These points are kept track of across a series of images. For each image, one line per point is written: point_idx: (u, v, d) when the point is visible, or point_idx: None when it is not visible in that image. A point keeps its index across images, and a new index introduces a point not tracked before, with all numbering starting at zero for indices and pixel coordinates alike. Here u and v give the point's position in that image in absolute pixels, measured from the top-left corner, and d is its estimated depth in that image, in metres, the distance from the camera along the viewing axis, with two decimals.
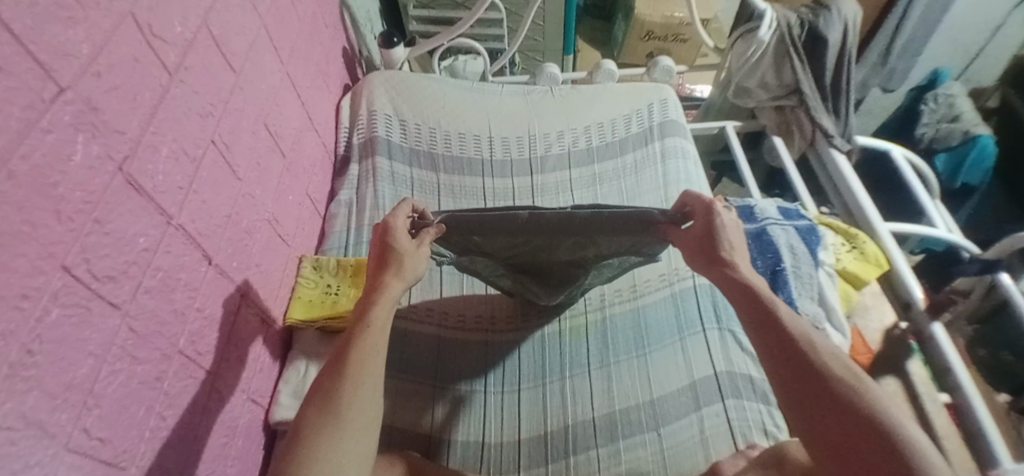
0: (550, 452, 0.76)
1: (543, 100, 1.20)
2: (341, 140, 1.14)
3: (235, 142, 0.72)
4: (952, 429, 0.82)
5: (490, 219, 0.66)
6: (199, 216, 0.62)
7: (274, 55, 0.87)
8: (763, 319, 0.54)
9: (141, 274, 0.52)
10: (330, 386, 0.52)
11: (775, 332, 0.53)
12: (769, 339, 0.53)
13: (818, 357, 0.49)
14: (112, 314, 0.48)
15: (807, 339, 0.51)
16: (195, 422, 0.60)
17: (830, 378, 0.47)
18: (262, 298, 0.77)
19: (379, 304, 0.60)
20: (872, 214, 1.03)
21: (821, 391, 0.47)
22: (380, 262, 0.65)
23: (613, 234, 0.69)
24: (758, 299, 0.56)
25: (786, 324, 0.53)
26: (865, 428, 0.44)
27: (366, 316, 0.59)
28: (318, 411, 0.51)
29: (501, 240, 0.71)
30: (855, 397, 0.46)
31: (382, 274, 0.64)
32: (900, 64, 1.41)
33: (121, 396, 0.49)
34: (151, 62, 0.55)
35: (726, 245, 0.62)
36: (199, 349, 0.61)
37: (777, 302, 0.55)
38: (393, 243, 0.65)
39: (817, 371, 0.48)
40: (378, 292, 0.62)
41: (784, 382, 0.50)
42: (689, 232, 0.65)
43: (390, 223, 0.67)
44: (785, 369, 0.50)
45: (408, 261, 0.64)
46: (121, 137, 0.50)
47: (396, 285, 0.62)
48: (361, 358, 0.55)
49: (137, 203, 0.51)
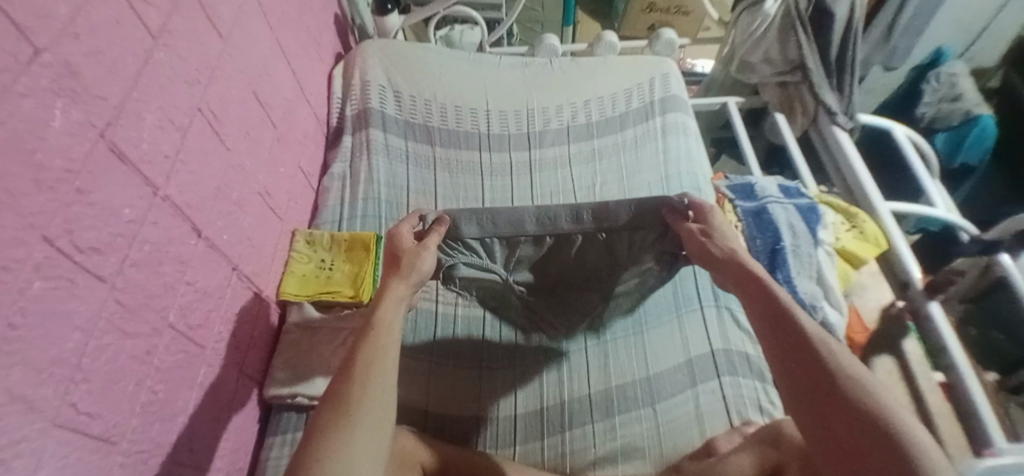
0: (547, 427, 0.76)
1: (542, 72, 1.17)
2: (333, 112, 1.11)
3: (223, 111, 0.69)
4: (947, 407, 0.84)
5: (501, 218, 0.69)
6: (187, 187, 0.60)
7: (263, 21, 0.83)
8: (780, 321, 0.52)
9: (128, 246, 0.50)
10: (340, 388, 0.52)
11: (790, 334, 0.51)
12: (782, 342, 0.51)
13: (833, 361, 0.47)
14: (99, 287, 0.46)
15: (824, 343, 0.49)
16: (189, 397, 0.59)
17: (842, 383, 0.46)
18: (255, 272, 0.75)
19: (386, 305, 0.60)
20: (872, 193, 1.03)
21: (832, 395, 0.45)
22: (386, 267, 0.65)
23: (625, 234, 0.70)
24: (776, 303, 0.54)
25: (805, 328, 0.50)
26: (873, 432, 0.42)
27: (375, 318, 0.58)
28: (330, 408, 0.50)
29: (523, 245, 0.72)
30: (868, 403, 0.44)
31: (387, 277, 0.63)
32: (903, 42, 1.37)
33: (109, 371, 0.47)
34: (133, 24, 0.52)
35: (722, 242, 0.62)
36: (191, 323, 0.60)
37: (796, 307, 0.53)
38: (396, 246, 0.65)
39: (831, 376, 0.46)
40: (385, 294, 0.61)
41: (795, 384, 0.48)
42: (702, 231, 0.64)
43: (392, 231, 0.67)
44: (799, 373, 0.48)
45: (410, 263, 0.63)
46: (103, 104, 0.47)
47: (400, 287, 0.62)
48: (371, 360, 0.54)
49: (121, 173, 0.49)
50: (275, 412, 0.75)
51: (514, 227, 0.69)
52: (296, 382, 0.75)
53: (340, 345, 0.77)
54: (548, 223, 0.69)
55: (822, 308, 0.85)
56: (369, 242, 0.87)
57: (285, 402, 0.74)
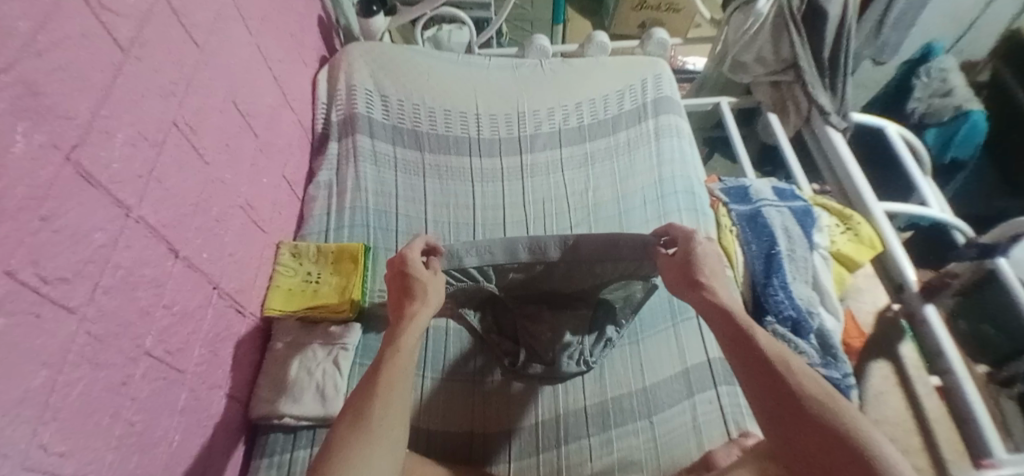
0: (541, 439, 0.75)
1: (532, 74, 1.15)
2: (318, 117, 1.08)
3: (200, 123, 0.66)
4: (941, 409, 0.83)
5: (498, 247, 0.75)
6: (162, 206, 0.57)
7: (243, 27, 0.80)
8: (744, 343, 0.56)
9: (99, 272, 0.47)
10: (358, 407, 0.55)
11: (754, 355, 0.54)
12: (750, 364, 0.54)
13: (795, 379, 0.51)
14: (67, 318, 0.44)
15: (784, 361, 0.53)
16: (169, 425, 0.57)
17: (808, 402, 0.49)
18: (238, 289, 0.73)
19: (410, 329, 0.64)
20: (867, 194, 1.02)
21: (802, 415, 0.48)
22: (403, 294, 0.69)
23: (609, 262, 0.76)
24: (738, 325, 0.58)
25: (765, 348, 0.54)
26: (837, 444, 0.45)
27: (397, 341, 0.62)
28: (348, 424, 0.53)
29: (514, 273, 0.78)
30: (829, 416, 0.47)
31: (407, 303, 0.68)
32: (893, 37, 1.37)
33: (81, 406, 0.45)
34: (102, 37, 0.49)
35: (704, 271, 0.66)
36: (170, 348, 0.57)
37: (756, 328, 0.57)
38: (413, 272, 0.70)
39: (794, 394, 0.50)
40: (407, 319, 0.65)
41: (762, 405, 0.51)
42: (678, 259, 0.69)
43: (409, 257, 0.71)
44: (765, 393, 0.51)
45: (430, 290, 0.68)
46: (69, 124, 0.44)
47: (423, 312, 0.66)
48: (393, 381, 0.57)
49: (90, 196, 0.47)
50: (262, 433, 0.72)
51: (509, 254, 0.75)
52: (283, 402, 0.72)
53: (329, 361, 0.76)
54: (538, 253, 0.75)
55: (819, 313, 0.84)
56: (357, 253, 0.85)
57: (272, 422, 0.72)
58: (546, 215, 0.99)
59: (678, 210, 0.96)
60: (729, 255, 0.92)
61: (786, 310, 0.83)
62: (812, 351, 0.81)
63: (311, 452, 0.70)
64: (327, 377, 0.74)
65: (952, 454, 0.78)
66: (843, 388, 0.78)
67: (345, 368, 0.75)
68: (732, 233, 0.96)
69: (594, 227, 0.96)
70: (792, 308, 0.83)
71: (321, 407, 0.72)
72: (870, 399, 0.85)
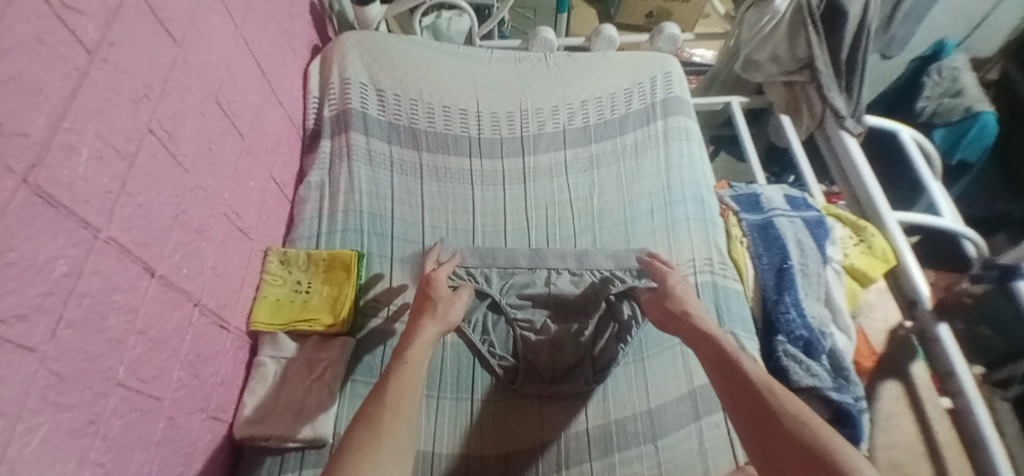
0: (541, 463, 0.71)
1: (535, 69, 1.10)
2: (309, 113, 1.02)
3: (177, 128, 0.60)
4: (952, 435, 0.78)
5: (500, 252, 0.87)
6: (134, 223, 0.52)
7: (226, 18, 0.74)
8: (728, 369, 0.59)
9: (62, 304, 0.43)
10: (372, 411, 0.55)
11: (736, 379, 0.57)
12: (733, 388, 0.57)
13: (773, 398, 0.54)
14: (26, 360, 0.39)
15: (766, 384, 0.56)
16: (144, 458, 0.53)
17: (785, 421, 0.51)
18: (221, 304, 0.68)
19: (419, 340, 0.66)
20: (881, 204, 0.98)
21: (780, 434, 0.50)
22: (416, 310, 0.72)
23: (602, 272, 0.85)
24: (724, 352, 0.61)
25: (748, 371, 0.57)
26: (813, 459, 0.47)
27: (405, 351, 0.64)
28: (365, 428, 0.53)
29: (516, 280, 0.86)
30: (804, 432, 0.49)
31: (420, 317, 0.70)
32: (901, 31, 1.30)
33: (42, 454, 0.41)
34: (63, 39, 0.44)
35: (686, 301, 0.72)
36: (145, 376, 0.53)
37: (740, 353, 0.60)
38: (433, 292, 0.73)
39: (774, 414, 0.52)
40: (415, 333, 0.67)
41: (744, 426, 0.54)
42: (659, 293, 0.74)
43: (430, 276, 0.76)
44: (748, 415, 0.54)
45: (444, 307, 0.71)
46: (25, 141, 0.39)
47: (431, 328, 0.68)
48: (401, 391, 0.58)
49: (48, 220, 0.41)
50: (248, 455, 0.68)
51: (511, 259, 0.86)
52: (269, 423, 0.68)
53: (320, 379, 0.72)
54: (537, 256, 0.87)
55: (831, 334, 0.80)
56: (349, 261, 0.81)
57: (258, 444, 0.68)
58: (549, 221, 0.94)
59: (686, 219, 0.92)
60: (737, 266, 0.90)
61: (797, 329, 0.80)
62: (823, 371, 0.77)
63: None
64: (316, 395, 0.71)
65: None
66: (855, 413, 0.74)
67: (336, 388, 0.72)
68: (743, 244, 0.92)
69: (599, 228, 0.93)
70: (804, 329, 0.80)
71: (310, 428, 0.68)
72: (879, 421, 0.82)
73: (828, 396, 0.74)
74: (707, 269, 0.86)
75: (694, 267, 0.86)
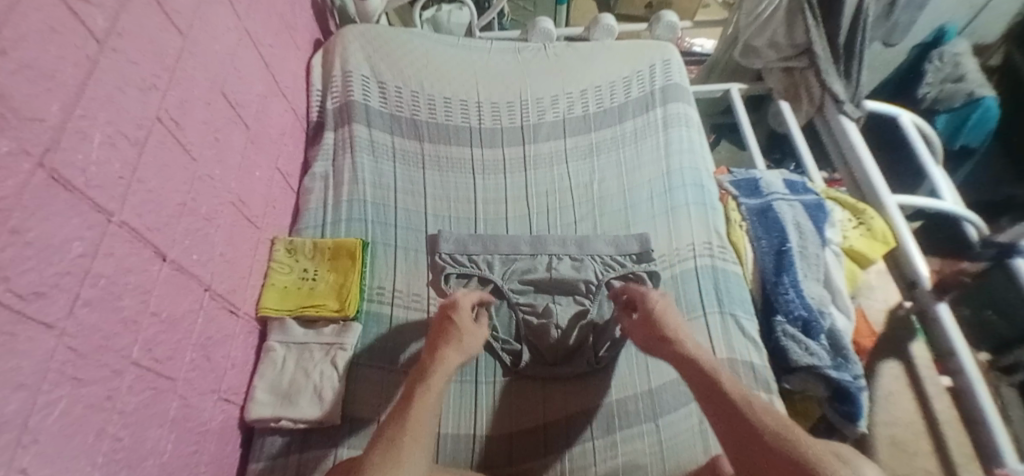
0: (547, 441, 0.73)
1: (534, 59, 1.10)
2: (313, 105, 1.04)
3: (184, 117, 0.62)
4: (952, 412, 0.79)
5: (502, 239, 0.89)
6: (146, 208, 0.54)
7: (229, 11, 0.75)
8: (709, 389, 0.60)
9: (78, 283, 0.44)
10: (391, 439, 0.55)
11: (718, 397, 0.58)
12: (716, 408, 0.58)
13: (755, 416, 0.55)
14: (46, 335, 0.40)
15: (746, 400, 0.57)
16: (159, 435, 0.54)
17: (768, 438, 0.53)
18: (230, 290, 0.70)
19: (439, 372, 0.64)
20: (880, 186, 0.99)
21: (765, 452, 0.52)
22: (437, 335, 0.69)
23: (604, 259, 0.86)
24: (704, 371, 0.62)
25: (728, 389, 0.59)
26: None
27: (425, 382, 0.63)
28: (381, 454, 0.54)
29: (518, 265, 0.86)
30: (788, 447, 0.51)
31: (443, 344, 0.68)
32: (904, 18, 1.24)
33: (63, 427, 0.42)
34: (74, 28, 0.45)
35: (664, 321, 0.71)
36: (159, 356, 0.55)
37: (719, 370, 0.62)
38: (458, 318, 0.71)
39: (756, 432, 0.54)
40: (436, 361, 0.66)
41: (733, 447, 0.55)
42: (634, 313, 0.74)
43: (456, 301, 0.73)
44: (732, 440, 0.55)
45: (467, 338, 0.69)
46: (40, 126, 0.41)
47: (453, 360, 0.66)
48: (419, 423, 0.58)
49: (64, 202, 0.43)
50: (258, 436, 0.70)
51: (512, 246, 0.88)
52: (280, 404, 0.70)
53: (329, 362, 0.74)
54: (537, 241, 0.89)
55: (830, 313, 0.81)
56: (354, 249, 0.83)
57: (269, 425, 0.70)
58: (550, 208, 0.95)
59: (686, 205, 0.92)
60: (737, 249, 0.91)
61: (797, 309, 0.81)
62: (823, 350, 0.78)
63: (309, 456, 0.68)
64: (324, 378, 0.72)
65: (962, 460, 0.75)
66: (854, 390, 0.76)
67: (344, 370, 0.74)
68: (742, 228, 0.93)
69: (600, 214, 0.94)
70: (803, 308, 0.81)
71: (320, 410, 0.70)
72: (879, 399, 0.83)
73: (827, 374, 0.76)
74: (707, 253, 0.87)
75: (694, 250, 0.87)
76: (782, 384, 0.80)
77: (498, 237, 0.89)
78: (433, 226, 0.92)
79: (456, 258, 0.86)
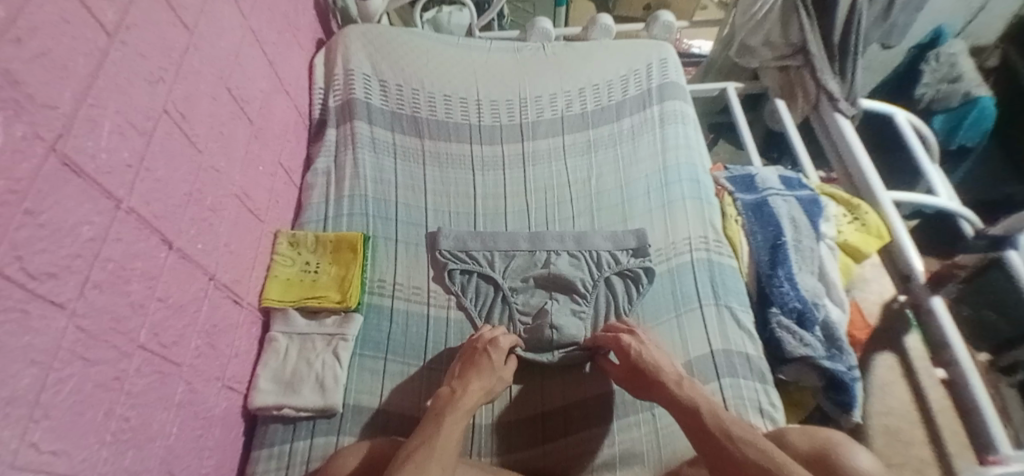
0: (546, 433, 0.73)
1: (534, 58, 1.12)
2: (315, 102, 1.06)
3: (190, 110, 0.64)
4: (947, 402, 0.79)
5: (501, 236, 0.90)
6: (153, 196, 0.55)
7: (234, 9, 0.77)
8: (695, 425, 0.61)
9: (88, 266, 0.46)
10: (419, 459, 0.55)
11: (703, 433, 0.60)
12: (704, 444, 0.60)
13: (738, 448, 0.57)
14: (57, 314, 0.42)
15: (726, 433, 0.59)
16: (165, 418, 0.56)
17: (753, 470, 0.54)
18: (234, 280, 0.71)
19: (465, 404, 0.65)
20: (874, 181, 1.00)
21: None
22: (471, 367, 0.70)
23: (602, 254, 0.88)
24: (686, 408, 0.63)
25: (711, 424, 0.60)
26: None
27: (450, 410, 0.64)
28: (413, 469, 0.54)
29: (517, 259, 0.88)
30: None
31: (472, 377, 0.69)
32: (902, 19, 1.23)
33: (74, 404, 0.44)
34: (85, 21, 0.47)
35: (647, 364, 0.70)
36: (165, 341, 0.56)
37: (700, 403, 0.63)
38: (492, 356, 0.72)
39: (742, 464, 0.55)
40: (461, 391, 0.67)
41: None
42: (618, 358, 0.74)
43: (498, 340, 0.74)
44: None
45: (496, 382, 0.70)
46: (53, 113, 0.42)
47: (478, 395, 0.67)
48: (445, 450, 0.58)
49: (75, 188, 0.45)
50: (261, 424, 0.72)
51: (511, 243, 0.89)
52: (282, 393, 0.72)
53: (332, 352, 0.76)
54: (536, 238, 0.90)
55: (824, 305, 0.82)
56: (355, 242, 0.84)
57: (271, 414, 0.71)
58: (548, 203, 0.97)
59: (683, 200, 0.94)
60: (733, 244, 0.92)
61: (791, 301, 0.82)
62: (818, 343, 0.79)
63: (310, 444, 0.69)
64: (326, 368, 0.74)
65: (956, 448, 0.75)
66: (849, 381, 0.76)
67: (346, 359, 0.75)
68: (738, 223, 0.95)
69: (596, 206, 0.96)
70: (797, 300, 0.82)
71: (320, 398, 0.71)
72: (874, 390, 0.84)
73: (822, 364, 0.77)
74: (704, 246, 0.88)
75: (691, 244, 0.88)
76: (778, 375, 0.81)
77: (495, 233, 0.90)
78: (433, 221, 0.93)
79: (453, 254, 0.87)
